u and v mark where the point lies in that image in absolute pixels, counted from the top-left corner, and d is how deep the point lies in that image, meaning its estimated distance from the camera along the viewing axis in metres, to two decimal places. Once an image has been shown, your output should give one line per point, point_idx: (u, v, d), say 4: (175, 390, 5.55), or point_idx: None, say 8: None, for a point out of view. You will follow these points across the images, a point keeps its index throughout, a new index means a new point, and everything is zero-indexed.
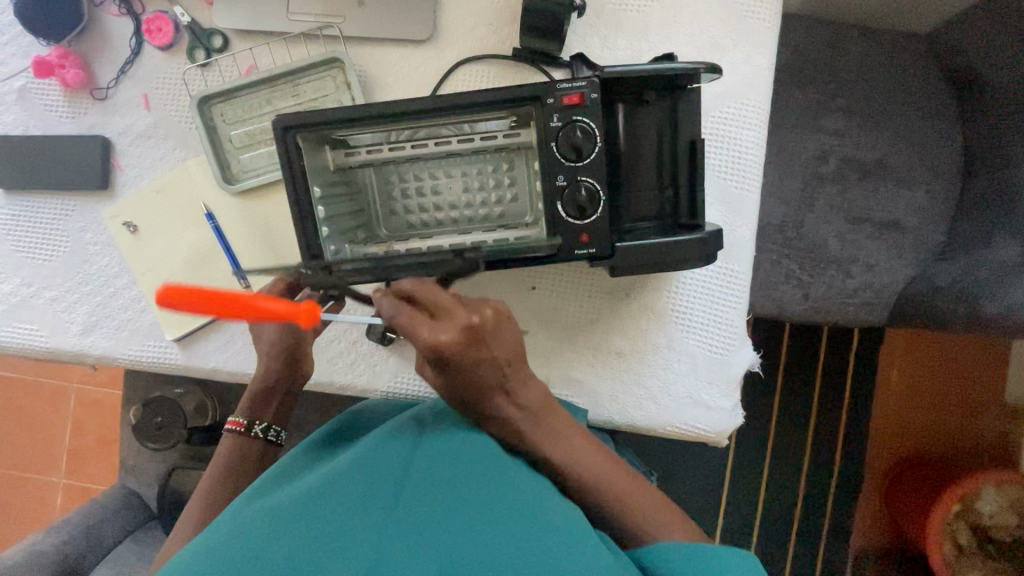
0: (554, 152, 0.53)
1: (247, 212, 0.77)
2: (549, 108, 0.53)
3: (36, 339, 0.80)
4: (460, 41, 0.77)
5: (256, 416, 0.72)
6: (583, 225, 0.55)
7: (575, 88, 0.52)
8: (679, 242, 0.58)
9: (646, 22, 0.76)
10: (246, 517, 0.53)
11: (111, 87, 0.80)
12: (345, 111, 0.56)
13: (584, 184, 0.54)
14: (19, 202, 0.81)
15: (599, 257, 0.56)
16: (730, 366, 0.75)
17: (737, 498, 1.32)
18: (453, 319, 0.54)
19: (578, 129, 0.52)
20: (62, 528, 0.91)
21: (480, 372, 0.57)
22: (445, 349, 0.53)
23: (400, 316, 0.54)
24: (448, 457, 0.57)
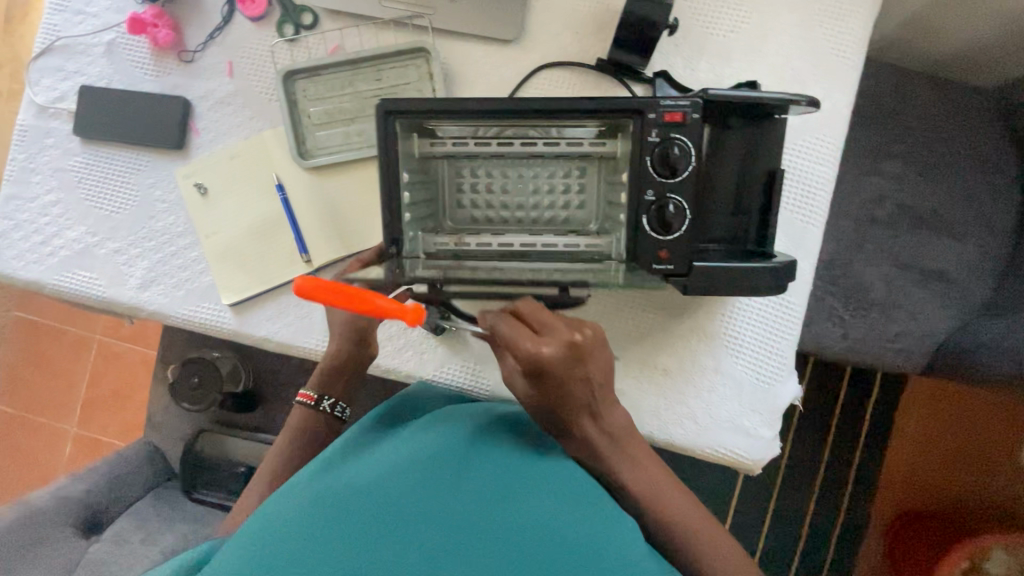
0: (648, 167, 0.54)
1: (317, 189, 0.79)
2: (648, 123, 0.53)
3: (95, 288, 0.82)
4: (545, 47, 0.78)
5: (325, 392, 0.75)
6: (665, 240, 0.56)
7: (678, 106, 0.53)
8: (754, 268, 0.58)
9: (732, 49, 0.77)
10: (289, 508, 0.53)
11: (198, 51, 0.81)
12: (447, 103, 0.56)
13: (672, 201, 0.55)
14: (93, 152, 0.82)
15: (676, 273, 0.57)
16: (775, 397, 0.75)
17: (743, 526, 1.33)
18: (555, 335, 0.56)
19: (675, 146, 0.53)
20: (89, 476, 0.92)
21: (574, 390, 0.58)
22: (548, 363, 0.55)
23: (508, 330, 0.56)
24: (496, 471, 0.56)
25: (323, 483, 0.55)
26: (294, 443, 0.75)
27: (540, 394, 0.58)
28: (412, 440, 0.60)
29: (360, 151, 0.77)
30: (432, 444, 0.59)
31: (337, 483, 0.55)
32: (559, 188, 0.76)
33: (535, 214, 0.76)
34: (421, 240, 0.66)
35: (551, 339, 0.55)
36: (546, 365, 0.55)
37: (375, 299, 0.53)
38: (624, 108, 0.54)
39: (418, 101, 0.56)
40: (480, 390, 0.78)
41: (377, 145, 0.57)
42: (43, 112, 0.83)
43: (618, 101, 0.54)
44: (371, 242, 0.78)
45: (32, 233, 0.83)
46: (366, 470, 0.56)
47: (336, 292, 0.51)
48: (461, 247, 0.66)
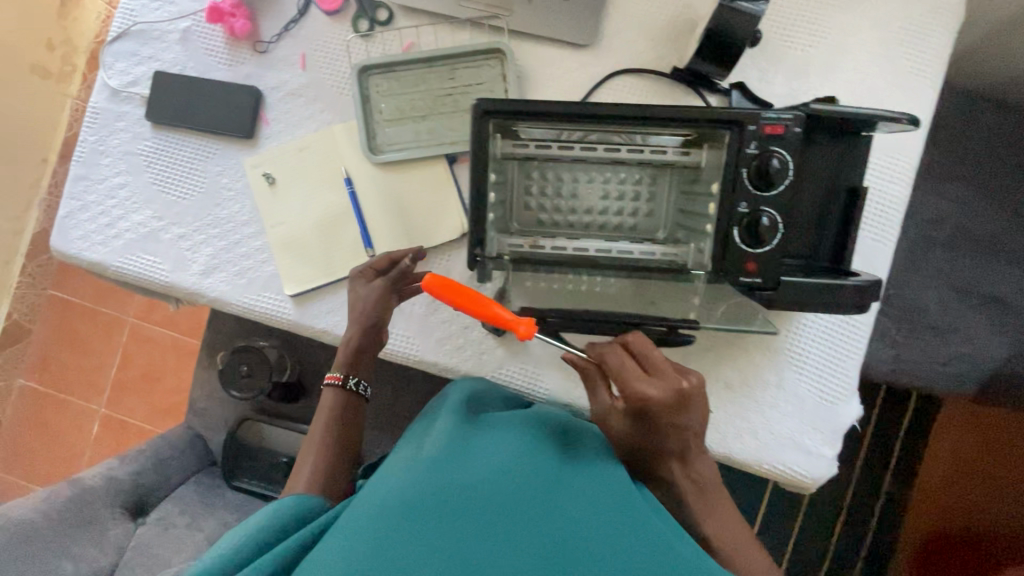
0: (743, 179, 0.54)
1: (385, 184, 0.79)
2: (747, 135, 0.53)
3: (158, 272, 0.82)
4: (620, 53, 0.78)
5: (350, 370, 0.75)
6: (755, 253, 0.55)
7: (779, 119, 0.53)
8: (839, 286, 0.57)
9: (809, 64, 0.76)
10: (374, 503, 0.54)
11: (273, 42, 0.82)
12: (545, 105, 0.55)
13: (765, 213, 0.54)
14: (163, 137, 0.83)
15: (763, 287, 0.56)
16: (838, 416, 0.74)
17: (772, 544, 1.31)
18: (667, 383, 0.54)
19: (774, 159, 0.52)
20: (136, 459, 0.93)
21: (670, 438, 0.57)
22: (654, 405, 0.54)
23: (624, 364, 0.55)
24: (586, 495, 0.55)
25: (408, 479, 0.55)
26: (336, 424, 0.74)
27: (637, 436, 0.58)
28: (502, 444, 0.59)
29: (430, 148, 0.78)
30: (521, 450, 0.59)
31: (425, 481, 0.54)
32: (628, 195, 0.75)
33: (603, 219, 0.76)
34: (497, 240, 0.64)
35: (664, 385, 0.54)
36: (652, 405, 0.54)
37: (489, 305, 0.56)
38: (724, 119, 0.53)
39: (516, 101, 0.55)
40: (537, 394, 0.78)
41: (470, 144, 0.57)
42: (115, 96, 0.84)
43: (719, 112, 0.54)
44: (436, 240, 0.78)
45: (99, 214, 0.83)
46: (455, 471, 0.55)
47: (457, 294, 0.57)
48: (534, 249, 0.65)
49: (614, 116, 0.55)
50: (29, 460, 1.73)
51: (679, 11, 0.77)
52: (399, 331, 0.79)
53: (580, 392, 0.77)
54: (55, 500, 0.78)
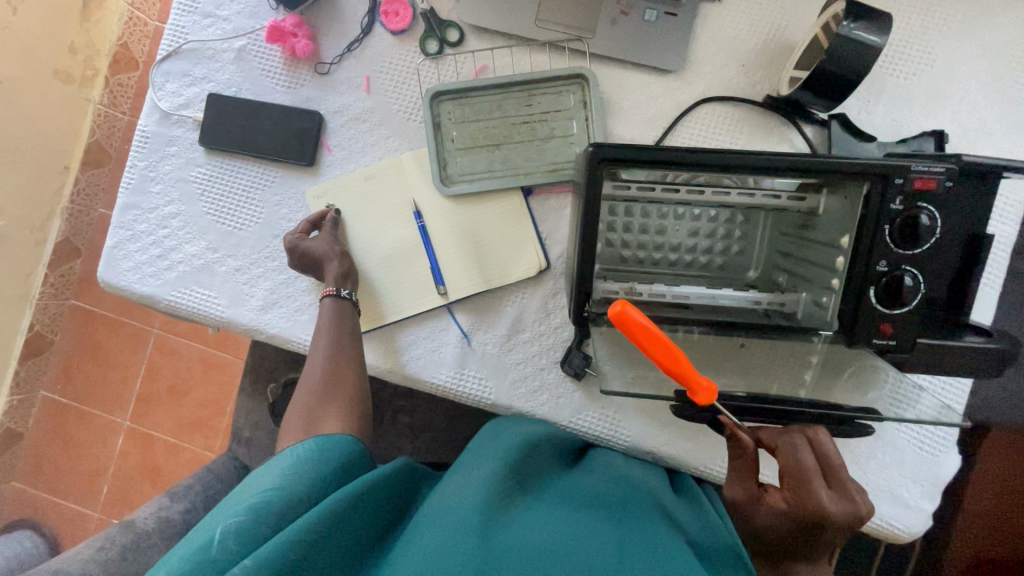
0: (885, 237, 0.49)
1: (457, 218, 0.74)
2: (892, 188, 0.49)
3: (213, 307, 0.78)
4: (709, 79, 0.73)
5: (344, 282, 0.72)
6: (890, 314, 0.51)
7: (929, 172, 0.48)
8: (981, 347, 0.52)
9: (911, 92, 0.71)
10: (424, 539, 0.53)
11: (334, 63, 0.77)
12: (663, 152, 0.50)
13: (907, 273, 0.50)
14: (218, 164, 0.78)
15: (896, 349, 0.52)
16: (939, 469, 0.70)
17: None
18: (847, 501, 0.52)
19: (923, 216, 0.48)
20: (186, 496, 0.89)
21: (816, 552, 0.54)
22: (829, 522, 0.52)
23: (807, 462, 0.53)
24: (638, 523, 0.58)
25: (459, 516, 0.54)
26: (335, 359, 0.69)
27: (784, 539, 0.55)
28: (556, 502, 0.61)
29: (506, 179, 0.73)
30: (585, 486, 0.65)
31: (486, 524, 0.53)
32: (719, 232, 0.70)
33: (690, 257, 0.71)
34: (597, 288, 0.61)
35: (840, 497, 0.52)
36: (823, 520, 0.52)
37: (683, 361, 0.47)
38: (866, 170, 0.49)
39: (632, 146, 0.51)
40: (617, 441, 0.74)
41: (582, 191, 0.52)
42: (166, 119, 0.79)
43: (858, 162, 0.49)
44: (512, 276, 0.74)
45: (150, 244, 0.79)
46: (518, 528, 0.55)
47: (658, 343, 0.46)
48: (631, 295, 0.62)
49: (744, 165, 0.50)
50: (53, 472, 1.69)
51: (773, 35, 0.72)
52: (472, 373, 0.74)
53: (663, 440, 0.73)
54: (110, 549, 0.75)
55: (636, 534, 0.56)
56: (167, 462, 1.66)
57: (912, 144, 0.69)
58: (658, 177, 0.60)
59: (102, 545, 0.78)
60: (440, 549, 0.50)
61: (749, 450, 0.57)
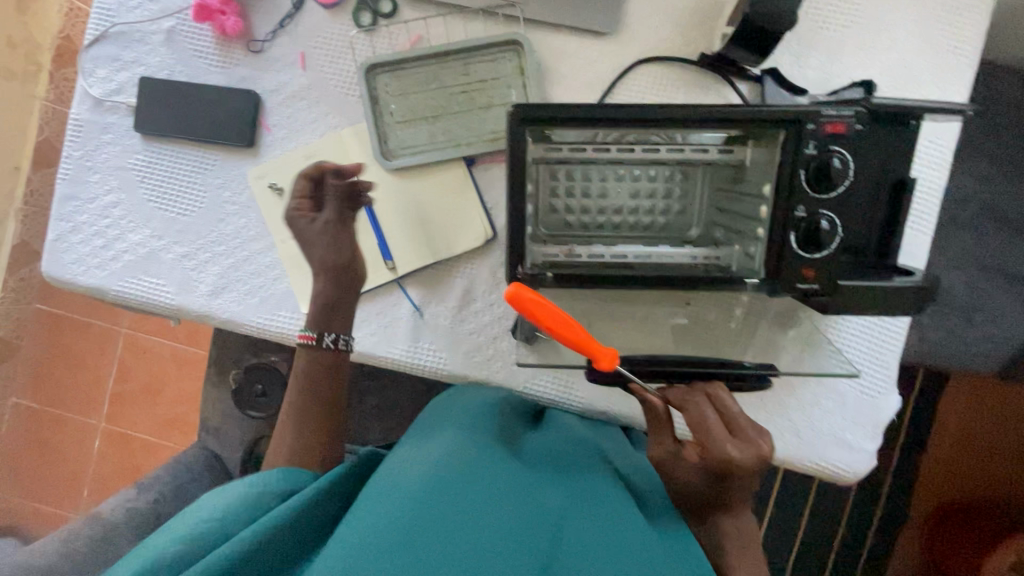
0: (801, 182, 0.50)
1: (400, 192, 0.74)
2: (806, 134, 0.50)
3: (162, 294, 0.77)
4: (644, 40, 0.73)
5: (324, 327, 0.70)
6: (812, 259, 0.52)
7: (840, 116, 0.49)
8: (906, 287, 0.54)
9: (842, 44, 0.72)
10: (384, 500, 0.52)
11: (268, 40, 0.75)
12: (583, 108, 0.51)
13: (824, 218, 0.51)
14: (156, 149, 0.77)
15: (821, 293, 0.54)
16: (879, 410, 0.73)
17: (814, 540, 1.26)
18: (751, 446, 0.54)
19: (835, 159, 0.49)
20: (155, 486, 0.89)
21: (733, 500, 0.57)
22: (736, 468, 0.54)
23: (708, 416, 0.56)
24: (593, 486, 0.59)
25: (418, 481, 0.54)
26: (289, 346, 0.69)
27: (707, 494, 0.56)
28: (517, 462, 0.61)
29: (447, 150, 0.73)
30: (544, 448, 0.66)
31: (428, 492, 0.52)
32: (659, 193, 0.71)
33: (633, 219, 0.72)
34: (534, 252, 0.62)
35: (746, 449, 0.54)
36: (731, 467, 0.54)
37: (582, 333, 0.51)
38: (778, 117, 0.50)
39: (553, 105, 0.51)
40: (572, 404, 0.76)
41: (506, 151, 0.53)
42: (99, 106, 0.77)
43: (771, 111, 0.50)
44: (459, 248, 0.74)
45: (92, 235, 0.78)
46: (480, 482, 0.55)
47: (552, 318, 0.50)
48: (570, 258, 0.63)
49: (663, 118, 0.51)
50: (31, 479, 1.68)
51: None
52: (425, 345, 0.75)
53: (615, 400, 0.75)
54: None
55: (589, 498, 0.57)
56: (147, 462, 1.65)
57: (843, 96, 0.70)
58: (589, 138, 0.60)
59: (67, 537, 0.78)
60: (404, 509, 0.50)
61: (657, 410, 0.58)
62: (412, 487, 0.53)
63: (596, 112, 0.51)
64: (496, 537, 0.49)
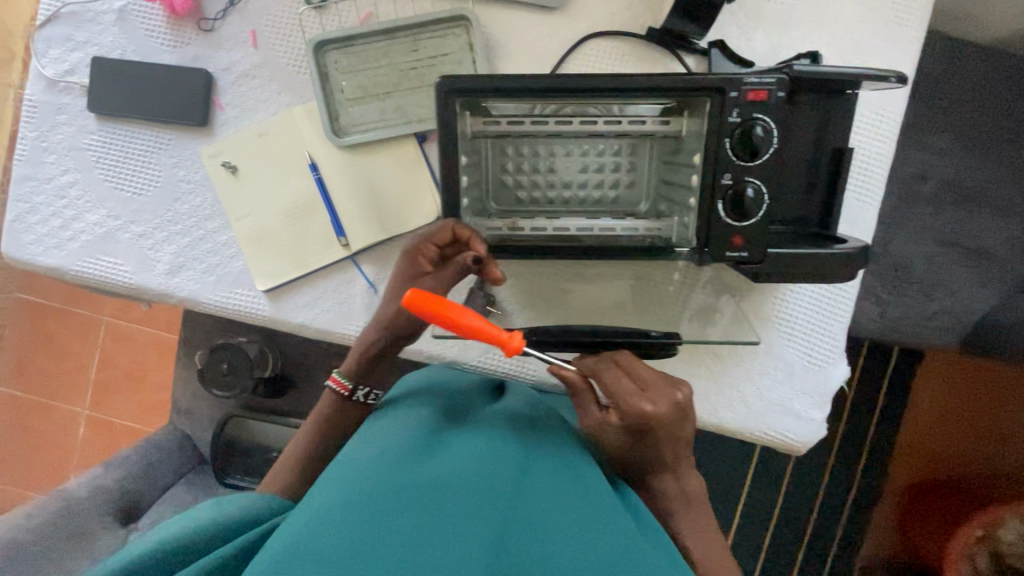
0: (727, 149, 0.51)
1: (352, 169, 0.75)
2: (730, 102, 0.50)
3: (120, 274, 0.78)
4: (592, 14, 0.74)
5: (360, 382, 0.70)
6: (741, 227, 0.53)
7: (763, 84, 0.50)
8: (834, 254, 0.54)
9: (789, 17, 0.73)
10: (343, 476, 0.50)
11: (219, 19, 0.76)
12: (510, 80, 0.52)
13: (750, 184, 0.52)
14: (111, 130, 0.77)
15: (750, 261, 0.55)
16: (826, 379, 0.74)
17: (787, 517, 1.27)
18: (665, 400, 0.56)
19: (757, 127, 0.50)
20: (122, 465, 0.90)
21: (662, 450, 0.59)
22: (655, 423, 0.55)
23: (620, 384, 0.56)
24: (558, 450, 0.57)
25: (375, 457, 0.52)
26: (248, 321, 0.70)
27: (639, 450, 0.59)
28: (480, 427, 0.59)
29: (397, 127, 0.74)
30: (506, 412, 0.64)
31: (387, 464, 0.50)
32: (608, 166, 0.72)
33: (583, 193, 0.72)
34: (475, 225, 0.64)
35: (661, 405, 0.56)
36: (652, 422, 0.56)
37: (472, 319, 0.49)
38: (703, 85, 0.50)
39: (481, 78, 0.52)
40: (526, 377, 0.77)
41: (436, 124, 0.53)
42: (52, 86, 0.77)
43: (700, 76, 0.50)
44: (411, 224, 0.75)
45: (50, 216, 0.78)
46: (438, 456, 0.52)
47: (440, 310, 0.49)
48: (514, 231, 0.65)
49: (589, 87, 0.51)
50: (17, 466, 1.70)
51: None
52: None
53: None
54: (40, 517, 0.76)
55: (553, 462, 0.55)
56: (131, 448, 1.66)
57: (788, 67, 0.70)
58: (527, 111, 0.61)
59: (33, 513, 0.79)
60: (363, 485, 0.48)
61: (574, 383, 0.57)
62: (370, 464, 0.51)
63: (523, 83, 0.52)
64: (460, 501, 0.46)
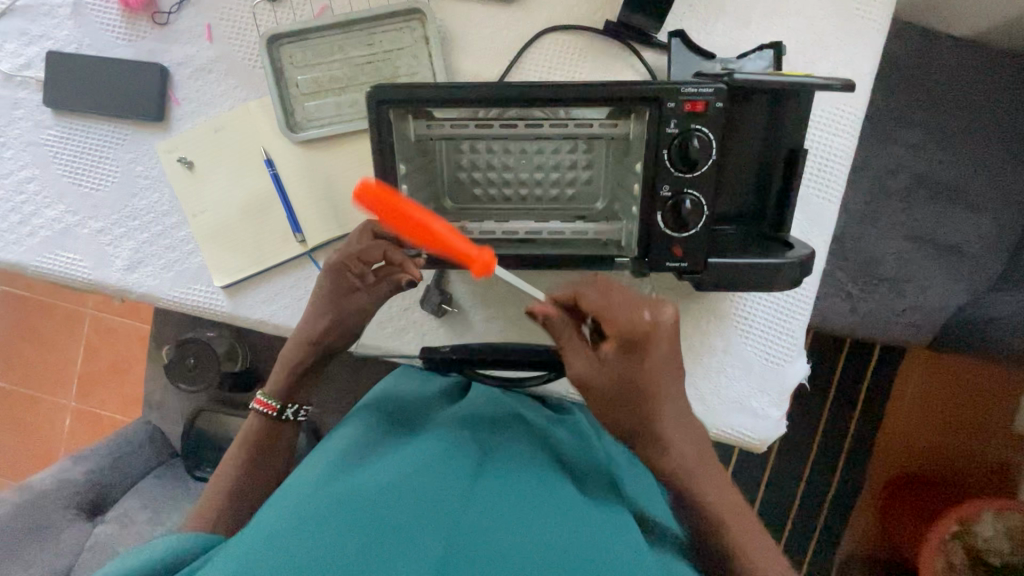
0: (665, 161, 0.51)
1: (308, 164, 0.74)
2: (667, 113, 0.50)
3: (79, 269, 0.78)
4: (550, 7, 0.72)
5: (288, 399, 0.68)
6: (681, 237, 0.54)
7: (700, 94, 0.49)
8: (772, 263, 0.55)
9: (749, 9, 0.71)
10: (288, 499, 0.51)
11: (173, 12, 0.75)
12: (441, 89, 0.51)
13: (689, 197, 0.52)
14: (68, 125, 0.77)
15: (690, 271, 0.55)
16: (784, 376, 0.73)
17: (761, 512, 1.28)
18: (664, 309, 0.52)
19: (695, 139, 0.50)
20: (90, 458, 0.91)
21: (664, 378, 0.52)
22: (656, 334, 0.51)
23: (611, 296, 0.52)
24: (504, 451, 0.59)
25: (319, 479, 0.53)
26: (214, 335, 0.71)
27: (641, 382, 0.52)
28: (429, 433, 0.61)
29: (352, 122, 0.73)
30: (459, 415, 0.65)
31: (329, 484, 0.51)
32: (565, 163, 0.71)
33: (540, 191, 0.72)
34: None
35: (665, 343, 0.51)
36: (652, 336, 0.51)
37: (438, 230, 0.46)
38: (638, 96, 0.50)
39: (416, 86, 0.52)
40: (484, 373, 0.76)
41: (370, 134, 0.54)
42: (9, 81, 0.77)
43: (636, 87, 0.50)
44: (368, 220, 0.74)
45: (9, 211, 0.78)
46: (383, 466, 0.54)
47: (403, 212, 0.45)
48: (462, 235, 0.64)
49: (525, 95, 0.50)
50: (6, 457, 1.72)
51: None
52: None
53: None
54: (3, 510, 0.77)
55: (498, 461, 0.57)
56: None
57: (750, 58, 0.68)
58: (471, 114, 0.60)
59: None
60: (304, 503, 0.49)
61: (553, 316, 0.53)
62: (312, 487, 0.52)
63: (456, 92, 0.51)
64: (401, 497, 0.47)
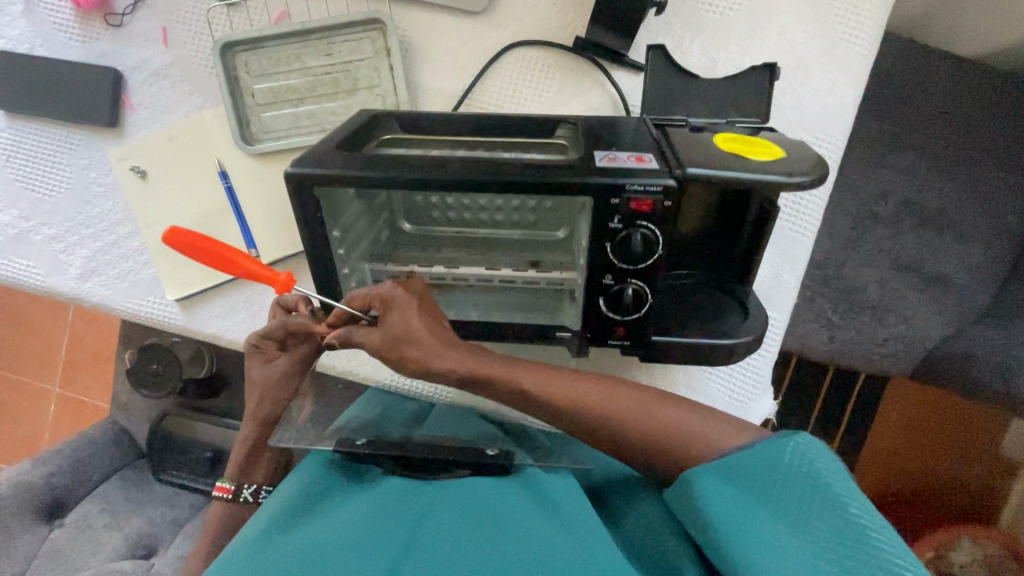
0: (608, 254, 0.49)
1: (263, 177, 0.72)
2: (611, 209, 0.47)
3: (33, 277, 0.76)
4: (518, 21, 0.69)
5: (243, 479, 0.69)
6: (623, 320, 0.53)
7: (649, 194, 0.46)
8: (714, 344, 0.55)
9: (729, 28, 0.67)
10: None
11: (127, 14, 0.72)
12: (367, 172, 0.47)
13: (631, 286, 0.51)
14: (20, 127, 0.75)
15: (634, 348, 0.56)
16: (747, 414, 0.71)
17: None
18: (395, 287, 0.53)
19: (637, 236, 0.47)
20: (50, 461, 0.90)
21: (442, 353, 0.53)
22: (390, 297, 0.52)
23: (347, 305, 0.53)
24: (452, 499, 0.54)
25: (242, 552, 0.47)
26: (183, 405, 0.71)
27: (421, 334, 0.52)
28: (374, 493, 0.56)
29: (309, 136, 0.70)
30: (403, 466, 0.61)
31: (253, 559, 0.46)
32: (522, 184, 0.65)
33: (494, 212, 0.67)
34: (368, 271, 0.61)
35: (428, 317, 0.53)
36: (392, 303, 0.52)
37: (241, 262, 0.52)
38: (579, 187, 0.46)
39: (336, 165, 0.48)
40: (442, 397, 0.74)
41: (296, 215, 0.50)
42: None
43: (569, 177, 0.46)
44: None
45: None
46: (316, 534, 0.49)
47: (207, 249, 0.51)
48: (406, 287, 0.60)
49: (462, 179, 0.46)
50: None
51: None
52: None
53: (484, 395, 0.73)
54: None
55: (445, 511, 0.52)
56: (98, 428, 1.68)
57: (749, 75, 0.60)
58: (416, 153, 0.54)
59: None
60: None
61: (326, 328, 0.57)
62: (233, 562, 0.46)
63: (384, 178, 0.47)
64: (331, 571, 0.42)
